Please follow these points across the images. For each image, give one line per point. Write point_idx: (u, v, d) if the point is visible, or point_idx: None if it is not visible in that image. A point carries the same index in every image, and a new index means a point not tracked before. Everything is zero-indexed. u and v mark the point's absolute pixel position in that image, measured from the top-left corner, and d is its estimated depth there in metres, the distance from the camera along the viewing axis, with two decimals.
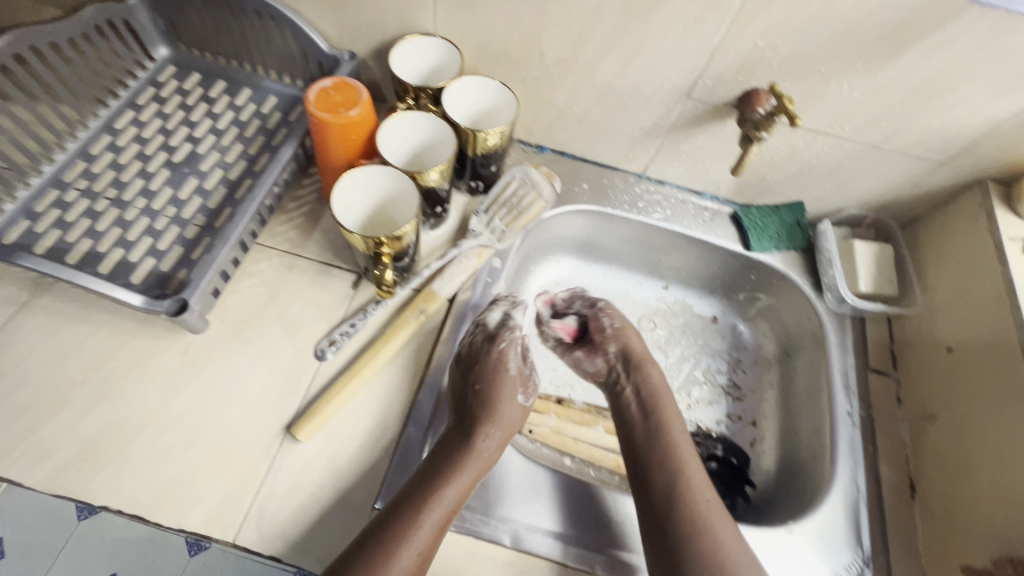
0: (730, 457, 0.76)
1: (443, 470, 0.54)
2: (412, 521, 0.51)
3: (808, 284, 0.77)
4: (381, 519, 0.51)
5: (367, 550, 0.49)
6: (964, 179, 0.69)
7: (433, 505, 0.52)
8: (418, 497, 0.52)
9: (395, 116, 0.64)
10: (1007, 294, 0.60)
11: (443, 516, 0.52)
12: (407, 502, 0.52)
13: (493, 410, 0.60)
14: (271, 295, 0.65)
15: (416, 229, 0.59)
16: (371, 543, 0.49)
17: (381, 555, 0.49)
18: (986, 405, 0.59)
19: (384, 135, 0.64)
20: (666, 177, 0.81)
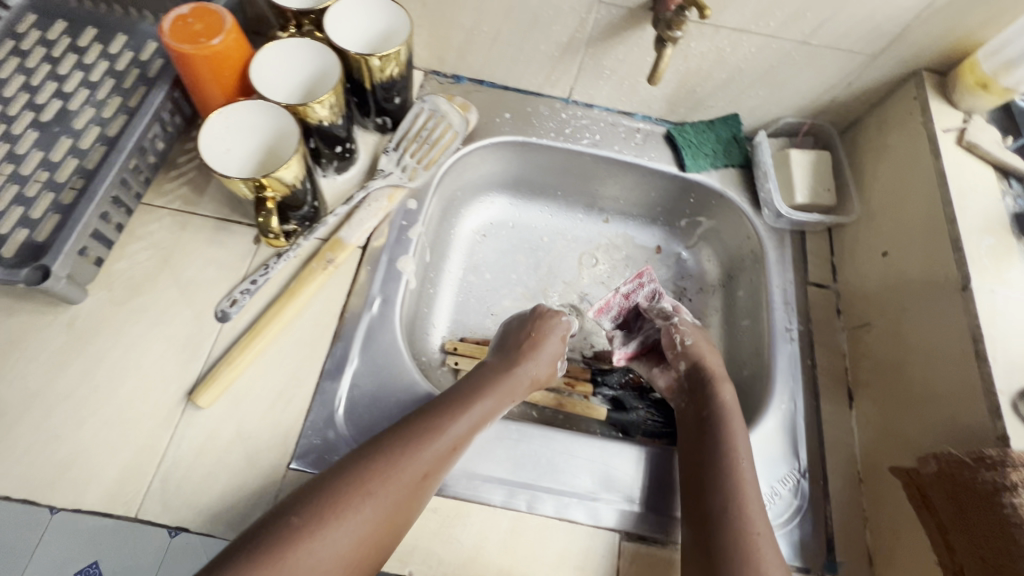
0: None
1: (465, 397, 0.54)
2: (442, 424, 0.51)
3: (746, 201, 0.73)
4: (407, 422, 0.51)
5: (389, 445, 0.48)
6: (899, 73, 0.65)
7: (466, 412, 0.53)
8: (450, 407, 0.53)
9: (268, 45, 0.57)
10: (939, 188, 0.57)
11: (470, 431, 0.53)
12: (437, 410, 0.52)
13: (531, 355, 0.61)
14: (163, 258, 0.60)
15: (303, 169, 0.55)
16: (395, 438, 0.49)
17: (402, 449, 0.48)
18: (919, 305, 0.56)
19: (260, 69, 0.57)
20: (593, 99, 0.76)
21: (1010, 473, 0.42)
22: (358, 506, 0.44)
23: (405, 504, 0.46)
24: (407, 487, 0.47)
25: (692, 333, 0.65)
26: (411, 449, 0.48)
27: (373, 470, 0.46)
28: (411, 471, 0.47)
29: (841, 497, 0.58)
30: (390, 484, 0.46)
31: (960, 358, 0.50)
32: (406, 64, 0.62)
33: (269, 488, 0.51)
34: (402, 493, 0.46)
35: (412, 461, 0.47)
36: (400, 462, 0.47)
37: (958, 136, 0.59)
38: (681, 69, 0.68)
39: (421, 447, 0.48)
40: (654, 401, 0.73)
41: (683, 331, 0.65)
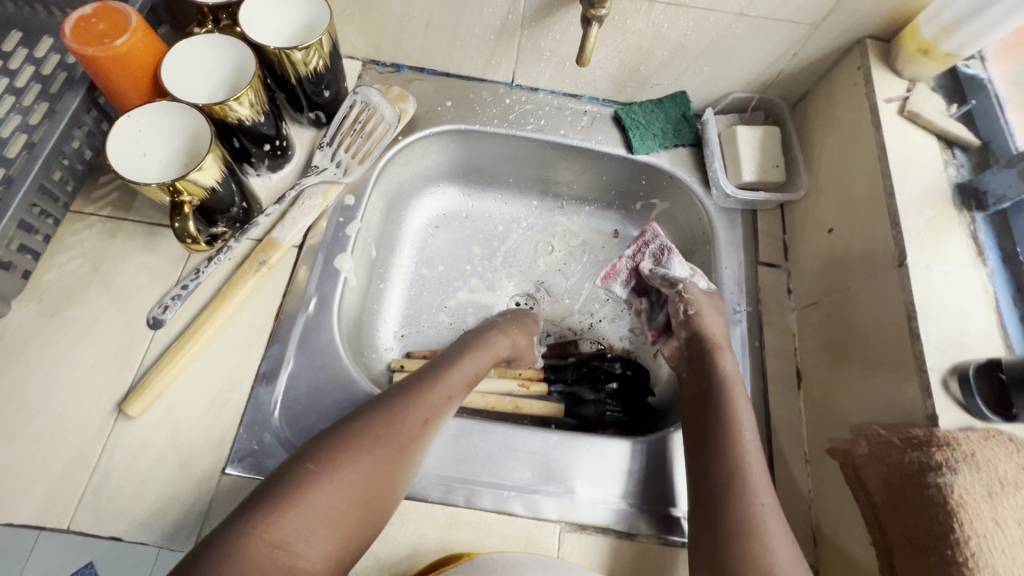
0: (627, 370, 0.74)
1: (447, 361, 0.57)
2: (436, 377, 0.53)
3: (696, 181, 0.72)
4: (398, 386, 0.52)
5: (389, 396, 0.50)
6: (844, 42, 0.62)
7: (459, 368, 0.56)
8: (441, 364, 0.56)
9: (179, 44, 0.55)
10: (879, 161, 0.55)
11: (465, 385, 0.56)
12: (431, 368, 0.55)
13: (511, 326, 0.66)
14: (93, 266, 0.59)
15: (222, 170, 0.53)
16: (395, 390, 0.51)
17: (404, 397, 0.50)
18: (861, 283, 0.55)
19: (173, 71, 0.56)
20: (537, 82, 0.74)
21: (934, 453, 0.42)
22: (370, 448, 0.45)
23: (412, 447, 0.48)
24: (413, 430, 0.48)
25: (697, 301, 0.62)
26: (414, 397, 0.50)
27: (378, 417, 0.47)
28: (416, 416, 0.49)
29: (785, 478, 0.57)
30: (398, 427, 0.47)
31: (895, 336, 0.49)
32: (331, 54, 0.60)
33: (202, 495, 0.51)
34: (409, 437, 0.48)
35: (416, 406, 0.50)
36: (405, 408, 0.49)
37: (899, 106, 0.57)
38: (620, 47, 0.66)
39: (422, 395, 0.51)
40: (610, 392, 0.71)
41: (688, 301, 0.62)
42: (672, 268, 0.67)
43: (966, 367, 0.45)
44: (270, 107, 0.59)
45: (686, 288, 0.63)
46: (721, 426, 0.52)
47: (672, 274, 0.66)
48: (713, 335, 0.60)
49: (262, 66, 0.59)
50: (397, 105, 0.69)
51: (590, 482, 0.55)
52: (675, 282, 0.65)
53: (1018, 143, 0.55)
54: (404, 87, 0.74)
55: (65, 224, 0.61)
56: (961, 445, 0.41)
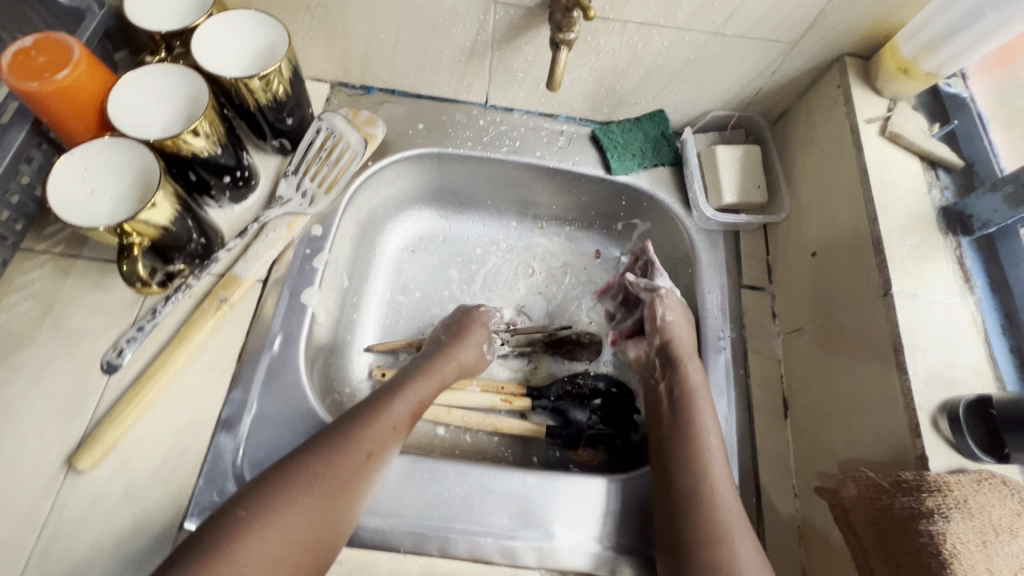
0: (611, 387, 0.70)
1: (390, 387, 0.56)
2: (379, 407, 0.52)
3: (676, 202, 0.70)
4: (340, 421, 0.51)
5: (327, 438, 0.48)
6: (823, 59, 0.61)
7: (403, 396, 0.54)
8: (385, 394, 0.54)
9: (130, 74, 0.52)
10: (861, 184, 0.54)
11: (411, 412, 0.54)
12: (373, 399, 0.53)
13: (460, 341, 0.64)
14: (45, 308, 0.56)
15: (175, 206, 0.51)
16: (334, 430, 0.49)
17: (341, 437, 0.49)
18: (846, 311, 0.53)
19: (123, 101, 0.52)
20: (512, 102, 0.72)
21: (924, 498, 0.40)
22: (303, 498, 0.44)
23: (353, 489, 0.47)
24: (352, 471, 0.47)
25: (674, 308, 0.62)
26: (353, 436, 0.49)
27: (313, 464, 0.46)
28: (354, 456, 0.48)
29: (773, 514, 0.55)
30: (334, 470, 0.46)
31: (883, 369, 0.47)
32: (292, 80, 0.57)
33: (159, 553, 0.48)
34: (348, 478, 0.47)
35: (355, 445, 0.48)
36: (342, 449, 0.48)
37: (881, 127, 0.56)
38: (595, 67, 0.64)
39: (361, 432, 0.49)
40: (596, 407, 0.69)
41: (665, 305, 0.62)
42: (653, 279, 0.66)
43: (956, 404, 0.43)
44: (228, 138, 0.56)
45: (664, 294, 0.63)
46: (685, 436, 0.52)
47: (654, 282, 0.66)
48: (683, 340, 0.60)
49: (217, 94, 0.56)
50: (365, 130, 0.67)
51: (569, 525, 0.53)
52: (655, 289, 0.65)
53: (1003, 164, 0.53)
54: (375, 110, 0.71)
55: (14, 264, 0.58)
56: (953, 491, 0.39)
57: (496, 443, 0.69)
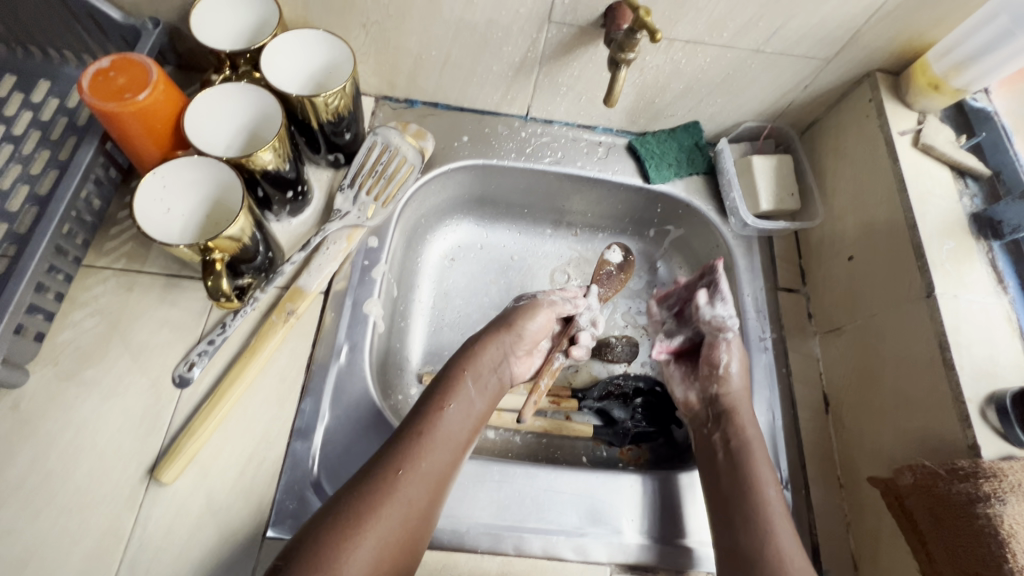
0: (654, 386, 0.71)
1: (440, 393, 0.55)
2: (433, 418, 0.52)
3: (712, 210, 0.72)
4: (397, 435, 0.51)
5: (384, 459, 0.48)
6: (854, 74, 0.64)
7: (455, 404, 0.55)
8: (432, 406, 0.54)
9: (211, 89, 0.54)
10: (899, 193, 0.58)
11: (461, 422, 0.54)
12: (420, 413, 0.53)
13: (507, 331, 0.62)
14: (111, 323, 0.57)
15: (251, 221, 0.52)
16: (389, 449, 0.49)
17: (396, 455, 0.49)
18: (887, 312, 0.57)
19: (196, 114, 0.54)
20: (552, 115, 0.74)
21: (982, 484, 0.43)
22: (372, 523, 0.44)
23: (420, 506, 0.47)
24: (415, 487, 0.47)
25: (735, 353, 0.62)
26: (409, 454, 0.49)
27: (375, 488, 0.46)
28: (412, 473, 0.48)
29: (823, 504, 0.58)
30: (396, 491, 0.46)
31: (929, 366, 0.51)
32: (353, 95, 0.59)
33: (245, 560, 0.49)
34: (412, 498, 0.47)
35: (412, 462, 0.48)
36: (400, 467, 0.48)
37: (913, 138, 0.60)
38: (637, 82, 0.67)
39: (415, 448, 0.49)
40: (639, 406, 0.70)
41: (728, 353, 0.62)
42: (714, 309, 0.64)
43: (1003, 396, 0.47)
44: (293, 153, 0.58)
45: (728, 336, 0.62)
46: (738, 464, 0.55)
47: (717, 314, 0.64)
48: (739, 391, 0.60)
49: (285, 113, 0.58)
50: (416, 143, 0.69)
51: (637, 520, 0.56)
52: (721, 328, 0.63)
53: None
54: (420, 123, 0.73)
55: (77, 280, 0.58)
56: (1008, 476, 0.43)
57: (548, 445, 0.69)
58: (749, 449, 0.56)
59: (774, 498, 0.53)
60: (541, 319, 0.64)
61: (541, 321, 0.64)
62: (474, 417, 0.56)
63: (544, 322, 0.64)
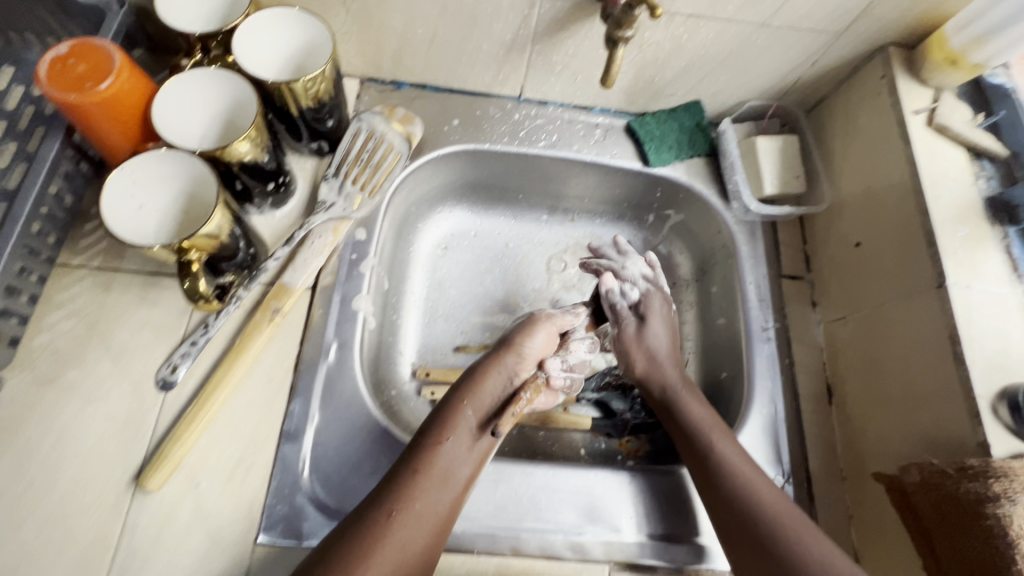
0: None
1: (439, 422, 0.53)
2: (432, 449, 0.50)
3: (714, 194, 0.69)
4: (398, 466, 0.50)
5: (379, 500, 0.47)
6: (866, 49, 0.61)
7: (456, 432, 0.52)
8: (430, 439, 0.51)
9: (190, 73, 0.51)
10: (911, 176, 0.55)
11: (462, 458, 0.51)
12: (419, 447, 0.50)
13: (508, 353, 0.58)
14: (89, 325, 0.55)
15: (227, 216, 0.49)
16: (385, 489, 0.47)
17: (392, 497, 0.47)
18: (894, 301, 0.55)
19: (168, 99, 0.51)
20: (547, 96, 0.70)
21: (991, 483, 0.42)
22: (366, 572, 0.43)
23: (417, 550, 0.45)
24: (412, 529, 0.46)
25: (641, 326, 0.63)
26: (404, 493, 0.47)
27: (369, 532, 0.44)
28: (407, 514, 0.46)
29: (825, 498, 0.57)
30: (389, 535, 0.45)
31: (937, 358, 0.49)
32: (333, 79, 0.55)
33: (237, 566, 0.48)
34: (406, 541, 0.45)
35: (408, 505, 0.47)
36: (393, 509, 0.46)
37: (927, 118, 0.57)
38: (636, 60, 0.63)
39: (412, 488, 0.47)
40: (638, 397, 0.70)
41: (638, 330, 0.62)
42: (626, 288, 0.64)
43: (1016, 391, 0.45)
44: (272, 143, 0.55)
45: (624, 315, 0.63)
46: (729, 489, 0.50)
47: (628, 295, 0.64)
48: (660, 351, 0.61)
49: (262, 100, 0.55)
50: (403, 129, 0.66)
51: (637, 518, 0.55)
52: (621, 313, 0.63)
53: None
54: (407, 106, 0.69)
55: (51, 280, 0.56)
56: (1019, 476, 0.42)
57: (545, 439, 0.67)
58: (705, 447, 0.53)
59: (760, 485, 0.50)
60: (541, 336, 0.60)
61: (541, 340, 0.60)
62: (478, 450, 0.52)
63: (546, 337, 0.61)
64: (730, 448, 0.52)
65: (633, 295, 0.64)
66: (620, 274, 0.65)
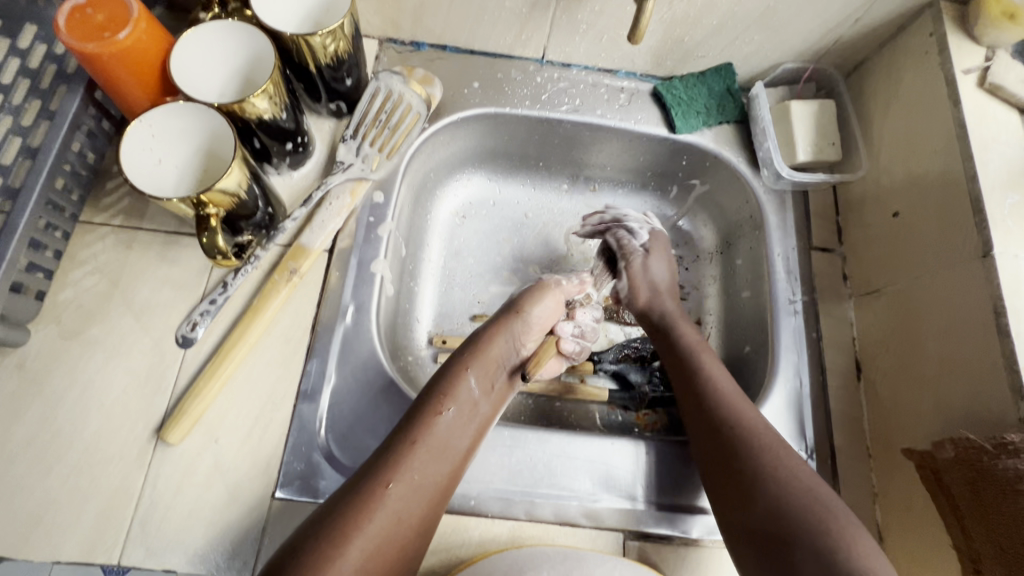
0: None
1: (439, 390, 0.51)
2: (432, 417, 0.49)
3: (743, 161, 0.67)
4: (395, 434, 0.48)
5: (378, 466, 0.45)
6: (914, 5, 0.57)
7: (461, 396, 0.51)
8: (430, 407, 0.50)
9: (228, 18, 0.51)
10: (958, 140, 0.52)
11: (461, 427, 0.50)
12: (418, 415, 0.49)
13: (518, 317, 0.58)
14: (111, 282, 0.55)
15: (246, 173, 0.49)
16: (384, 456, 0.46)
17: (388, 467, 0.45)
18: (935, 272, 0.52)
19: (200, 41, 0.51)
20: (570, 57, 0.68)
21: None
22: (359, 540, 0.41)
23: (411, 520, 0.44)
24: (407, 498, 0.44)
25: (647, 259, 0.64)
26: (401, 462, 0.46)
27: (367, 497, 0.43)
28: (405, 483, 0.45)
29: (849, 475, 0.55)
30: (386, 503, 0.43)
31: (979, 330, 0.47)
32: (352, 36, 0.54)
33: (254, 520, 0.49)
34: (402, 512, 0.44)
35: (404, 473, 0.45)
36: (390, 480, 0.44)
37: (979, 78, 0.54)
38: (665, 18, 0.60)
39: (409, 458, 0.46)
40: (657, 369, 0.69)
41: (641, 263, 0.63)
42: (635, 230, 0.67)
43: None
44: (290, 101, 0.53)
45: (630, 250, 0.64)
46: (751, 462, 0.46)
47: (636, 234, 0.66)
48: (660, 287, 0.62)
49: (280, 56, 0.54)
50: (423, 90, 0.64)
51: (653, 486, 0.54)
52: (627, 248, 0.65)
53: None
54: (426, 68, 0.68)
55: (75, 237, 0.56)
56: None
57: (561, 409, 0.66)
58: (731, 406, 0.50)
59: (774, 434, 0.48)
60: (547, 303, 0.60)
61: (543, 310, 0.60)
62: (476, 420, 0.52)
63: (553, 306, 0.61)
64: (751, 409, 0.50)
65: (641, 237, 0.66)
66: (625, 224, 0.67)
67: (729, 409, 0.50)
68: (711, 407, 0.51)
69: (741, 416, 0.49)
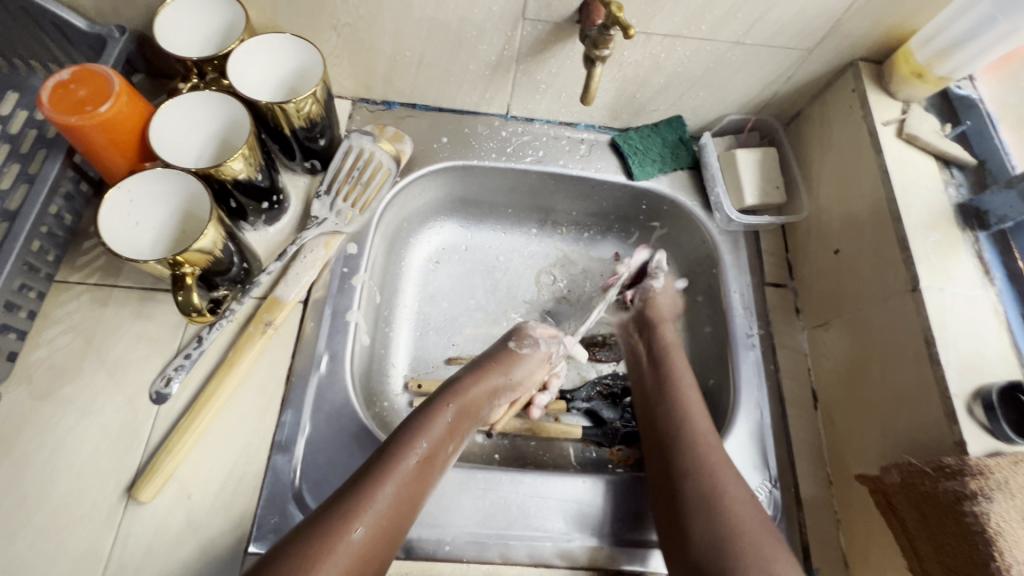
0: None
1: (415, 425, 0.52)
2: (407, 450, 0.50)
3: (696, 205, 0.71)
4: (364, 467, 0.48)
5: (347, 500, 0.45)
6: (837, 64, 0.64)
7: (436, 431, 0.52)
8: (405, 442, 0.50)
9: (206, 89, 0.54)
10: (884, 183, 0.57)
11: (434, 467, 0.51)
12: (391, 450, 0.49)
13: (501, 364, 0.62)
14: (85, 340, 0.56)
15: (221, 232, 0.51)
16: (351, 492, 0.46)
17: (359, 501, 0.45)
18: (875, 305, 0.56)
19: (178, 110, 0.54)
20: (532, 113, 0.73)
21: (968, 482, 0.43)
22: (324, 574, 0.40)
23: (371, 558, 0.44)
24: (370, 539, 0.44)
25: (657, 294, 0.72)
26: (367, 500, 0.45)
27: (332, 532, 0.43)
28: (372, 524, 0.44)
29: (812, 503, 0.57)
30: (350, 542, 0.43)
31: (914, 359, 0.51)
32: (324, 100, 0.57)
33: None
34: (365, 550, 0.43)
35: (370, 512, 0.45)
36: (358, 516, 0.44)
37: (897, 129, 0.60)
38: (616, 78, 0.65)
39: (385, 488, 0.47)
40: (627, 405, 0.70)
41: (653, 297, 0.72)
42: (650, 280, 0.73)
43: (989, 391, 0.46)
44: (265, 162, 0.56)
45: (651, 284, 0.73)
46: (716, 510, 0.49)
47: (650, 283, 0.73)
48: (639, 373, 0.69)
49: (256, 121, 0.57)
50: (393, 147, 0.67)
51: (624, 522, 0.55)
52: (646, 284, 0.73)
53: (1012, 163, 0.58)
54: (397, 125, 0.72)
55: (49, 297, 0.57)
56: (994, 474, 0.42)
57: (537, 448, 0.68)
58: (703, 456, 0.53)
59: (732, 478, 0.51)
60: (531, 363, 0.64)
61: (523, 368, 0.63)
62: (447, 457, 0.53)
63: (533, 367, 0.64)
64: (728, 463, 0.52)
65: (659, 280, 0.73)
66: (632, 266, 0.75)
67: (701, 460, 0.52)
68: (686, 467, 0.52)
69: (722, 488, 0.50)
